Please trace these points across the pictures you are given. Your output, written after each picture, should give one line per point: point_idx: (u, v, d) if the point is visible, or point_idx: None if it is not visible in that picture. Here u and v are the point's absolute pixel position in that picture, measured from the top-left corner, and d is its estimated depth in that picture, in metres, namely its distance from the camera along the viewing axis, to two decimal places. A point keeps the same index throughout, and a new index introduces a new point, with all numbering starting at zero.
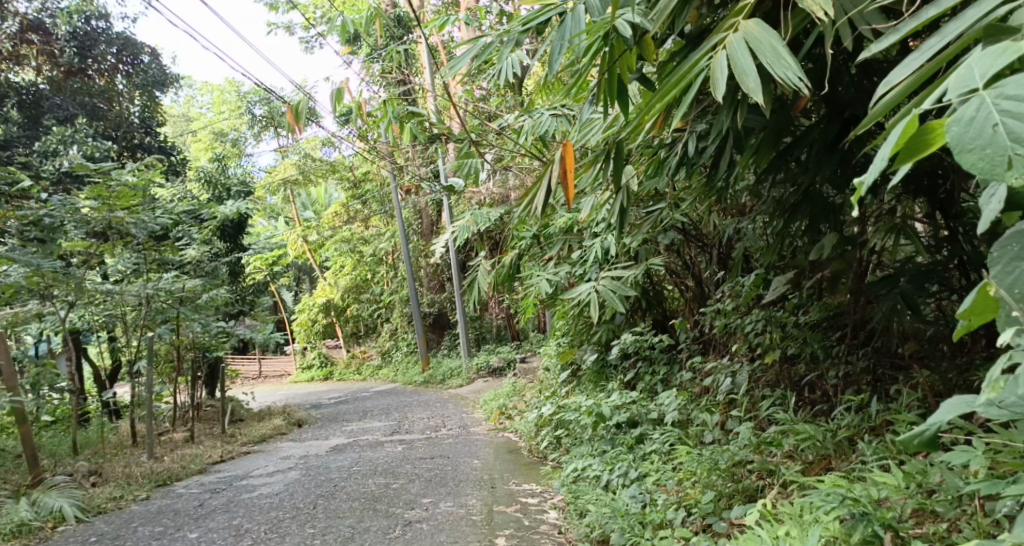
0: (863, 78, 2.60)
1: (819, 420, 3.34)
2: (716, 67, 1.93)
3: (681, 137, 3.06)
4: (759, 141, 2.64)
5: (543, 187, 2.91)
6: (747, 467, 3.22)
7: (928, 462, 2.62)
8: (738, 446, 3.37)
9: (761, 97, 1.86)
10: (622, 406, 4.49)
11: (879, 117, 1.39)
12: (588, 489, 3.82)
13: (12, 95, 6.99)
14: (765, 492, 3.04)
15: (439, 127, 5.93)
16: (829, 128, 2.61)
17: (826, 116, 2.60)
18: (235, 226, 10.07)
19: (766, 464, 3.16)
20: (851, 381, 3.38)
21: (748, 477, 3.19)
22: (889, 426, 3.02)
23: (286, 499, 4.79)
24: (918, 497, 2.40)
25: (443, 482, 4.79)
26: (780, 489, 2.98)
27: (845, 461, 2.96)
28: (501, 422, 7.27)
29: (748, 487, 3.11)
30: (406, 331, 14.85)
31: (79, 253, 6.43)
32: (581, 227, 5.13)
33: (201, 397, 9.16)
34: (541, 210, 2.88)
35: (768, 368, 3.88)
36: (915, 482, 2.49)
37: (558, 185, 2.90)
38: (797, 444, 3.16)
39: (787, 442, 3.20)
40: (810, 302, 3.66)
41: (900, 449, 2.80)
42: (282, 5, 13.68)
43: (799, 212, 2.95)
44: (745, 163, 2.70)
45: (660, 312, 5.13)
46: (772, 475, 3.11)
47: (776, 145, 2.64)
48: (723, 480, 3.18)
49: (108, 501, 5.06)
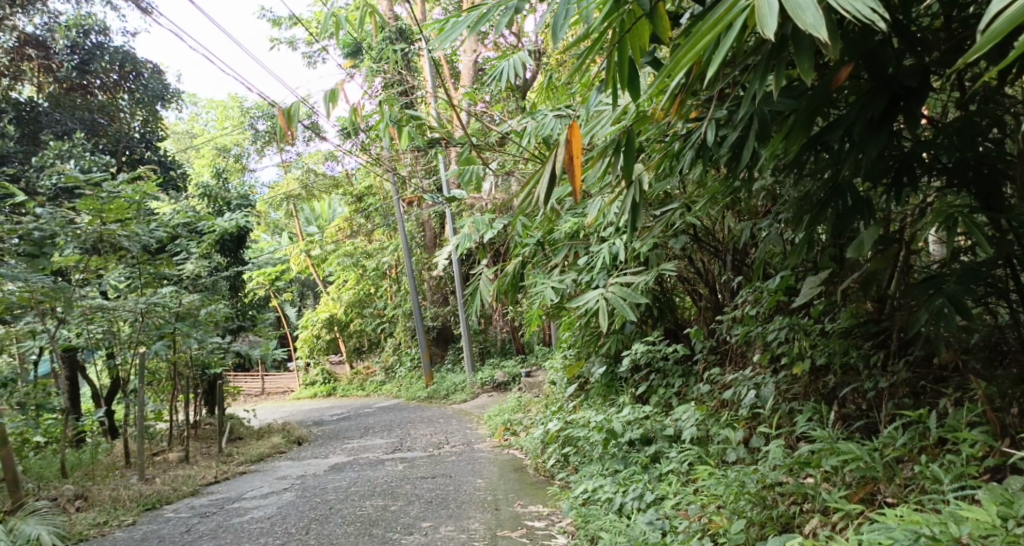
0: (909, 49, 2.30)
1: (857, 438, 3.07)
2: (762, 3, 1.70)
3: (698, 125, 2.78)
4: (792, 122, 2.32)
5: (547, 173, 2.63)
6: (778, 490, 2.94)
7: (1008, 490, 2.34)
8: (768, 468, 3.08)
9: (823, 33, 1.67)
10: (634, 422, 4.20)
11: (999, 35, 1.43)
12: (600, 514, 3.53)
13: (10, 110, 6.89)
14: (803, 520, 2.76)
15: (440, 131, 5.72)
16: (873, 105, 2.30)
17: (869, 92, 2.30)
18: (235, 240, 9.81)
19: (803, 487, 2.87)
20: (890, 392, 3.12)
21: (780, 501, 2.91)
22: (946, 446, 2.75)
23: (277, 524, 4.51)
24: (1004, 532, 2.13)
25: (444, 504, 4.51)
26: (821, 517, 2.71)
27: (895, 486, 2.69)
28: (506, 439, 7.02)
29: (783, 514, 2.82)
30: (409, 346, 14.54)
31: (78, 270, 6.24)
32: (587, 232, 4.88)
33: (199, 415, 8.89)
34: (543, 198, 2.59)
35: (796, 379, 3.61)
36: (1000, 513, 2.22)
37: (562, 171, 2.63)
38: (838, 465, 2.88)
39: (826, 463, 2.91)
40: (838, 309, 3.40)
41: (974, 469, 2.54)
42: (285, 20, 13.60)
43: (829, 206, 2.65)
44: (774, 148, 2.40)
45: (673, 321, 4.84)
46: (810, 501, 2.82)
47: (811, 125, 2.34)
48: (753, 506, 2.90)
49: (90, 527, 4.82)
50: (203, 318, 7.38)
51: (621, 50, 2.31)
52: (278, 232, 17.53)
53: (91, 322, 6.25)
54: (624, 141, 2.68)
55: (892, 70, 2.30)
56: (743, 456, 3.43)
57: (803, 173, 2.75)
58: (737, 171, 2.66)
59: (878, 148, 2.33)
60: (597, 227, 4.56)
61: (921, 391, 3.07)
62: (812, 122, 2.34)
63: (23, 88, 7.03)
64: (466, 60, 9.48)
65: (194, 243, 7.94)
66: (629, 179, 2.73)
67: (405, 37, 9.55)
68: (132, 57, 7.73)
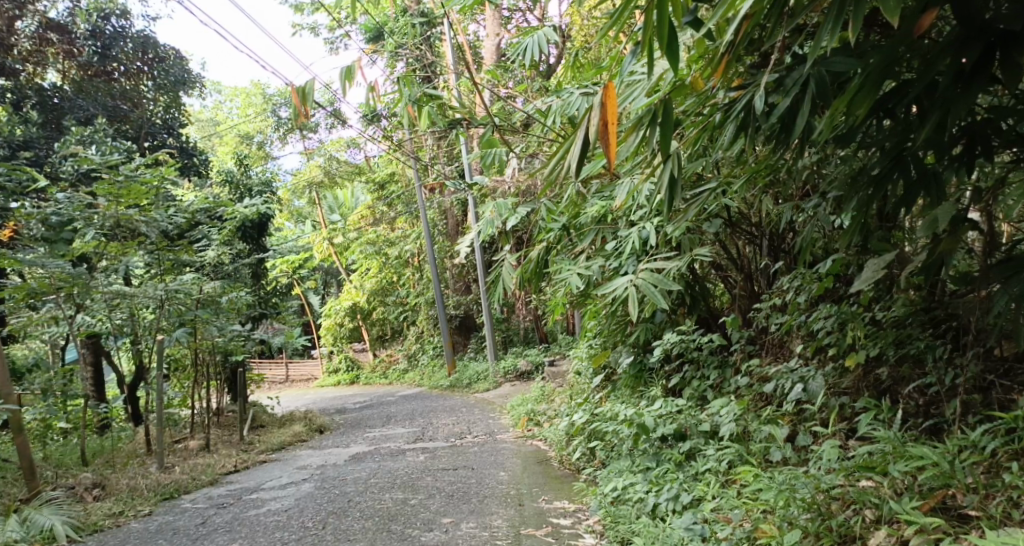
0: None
1: (922, 441, 2.85)
2: None
3: (740, 95, 2.56)
4: (861, 80, 2.07)
5: (579, 140, 2.40)
6: (833, 494, 2.73)
7: None
8: (822, 471, 2.87)
9: None
10: (666, 416, 3.97)
11: None
12: (631, 515, 3.31)
13: (33, 96, 6.89)
14: (864, 530, 2.54)
15: (461, 109, 5.51)
16: (956, 60, 2.05)
17: (959, 41, 2.03)
18: (257, 227, 9.62)
19: (866, 494, 2.65)
20: (957, 389, 2.94)
21: (836, 507, 2.70)
22: None
23: (294, 517, 4.35)
24: None
25: (466, 498, 4.32)
26: (887, 529, 2.49)
27: (974, 496, 2.47)
28: (529, 429, 6.84)
29: (842, 522, 2.60)
30: (431, 334, 14.40)
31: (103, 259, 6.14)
32: (615, 216, 4.66)
33: (220, 403, 8.80)
34: (575, 167, 2.36)
35: (847, 372, 3.39)
36: None
37: (595, 139, 2.40)
38: (906, 470, 2.66)
39: (892, 469, 2.69)
40: (894, 297, 3.19)
41: None
42: (307, 5, 13.44)
43: (889, 181, 2.40)
44: (836, 111, 2.17)
45: (707, 310, 4.59)
46: (872, 509, 2.60)
47: (880, 86, 2.11)
48: (806, 513, 2.68)
49: (105, 518, 4.67)
50: (224, 305, 7.28)
51: (659, 6, 2.12)
52: (301, 220, 17.44)
53: (112, 308, 6.09)
54: (660, 113, 2.47)
55: (984, 13, 2.02)
56: (790, 456, 3.22)
57: (857, 145, 2.52)
58: (786, 142, 2.43)
59: (966, 108, 2.07)
60: (626, 210, 4.34)
61: (989, 387, 2.88)
62: (881, 83, 2.10)
63: (49, 74, 7.01)
64: (490, 42, 9.22)
65: (215, 230, 7.84)
66: (666, 153, 2.49)
67: (427, 21, 9.33)
68: (153, 43, 7.72)
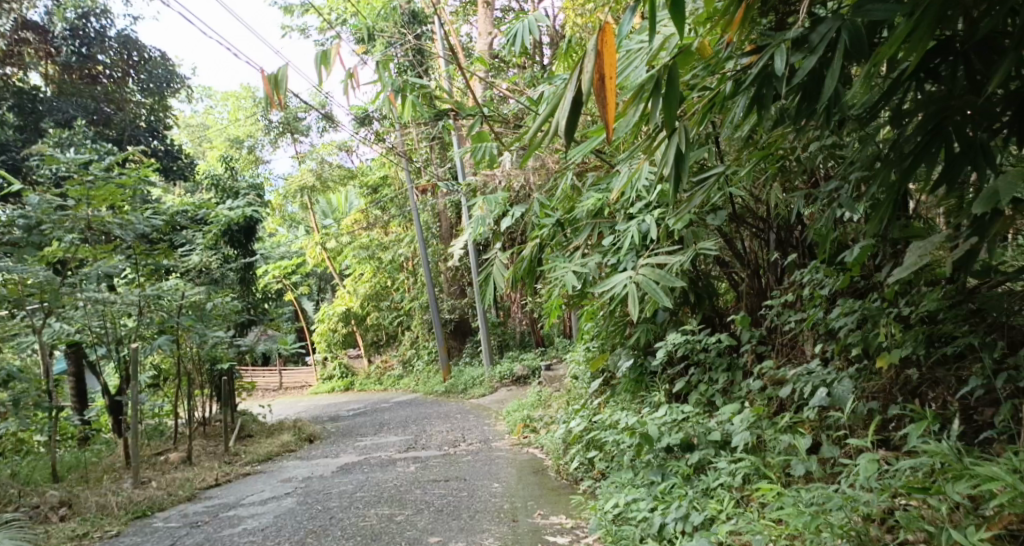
0: None
1: (973, 455, 2.57)
2: None
3: (752, 61, 2.27)
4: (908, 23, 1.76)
5: (569, 98, 2.08)
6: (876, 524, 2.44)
7: None
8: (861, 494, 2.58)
9: None
10: (671, 424, 3.67)
11: None
12: (636, 537, 3.01)
13: (11, 98, 6.50)
14: None
15: (448, 98, 5.07)
16: None
17: None
18: (244, 231, 8.97)
19: (915, 520, 2.38)
20: (1009, 395, 2.66)
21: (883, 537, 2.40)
22: None
23: (270, 537, 4.03)
24: None
25: (455, 513, 4.01)
26: None
27: None
28: (525, 437, 6.53)
29: None
30: (426, 339, 14.07)
31: (74, 264, 5.76)
32: (612, 210, 4.34)
33: (208, 413, 8.46)
34: (565, 131, 2.04)
35: (875, 373, 3.12)
36: None
37: (589, 99, 2.09)
38: (966, 492, 2.36)
39: (947, 490, 2.39)
40: (926, 293, 2.90)
41: None
42: (297, 7, 13.15)
43: (928, 154, 2.10)
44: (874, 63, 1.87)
45: (711, 309, 4.29)
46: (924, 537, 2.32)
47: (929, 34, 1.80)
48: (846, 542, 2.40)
49: (66, 541, 4.34)
50: (210, 310, 6.88)
51: None
52: (293, 224, 17.09)
53: (89, 315, 5.75)
54: (664, 78, 2.17)
55: None
56: (815, 469, 2.93)
57: (888, 120, 2.23)
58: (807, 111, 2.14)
59: None
60: (624, 200, 4.04)
61: None
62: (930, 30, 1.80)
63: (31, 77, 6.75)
64: (481, 41, 8.60)
65: (200, 235, 7.55)
66: (670, 125, 2.19)
67: (418, 19, 9.07)
68: (136, 44, 7.42)
